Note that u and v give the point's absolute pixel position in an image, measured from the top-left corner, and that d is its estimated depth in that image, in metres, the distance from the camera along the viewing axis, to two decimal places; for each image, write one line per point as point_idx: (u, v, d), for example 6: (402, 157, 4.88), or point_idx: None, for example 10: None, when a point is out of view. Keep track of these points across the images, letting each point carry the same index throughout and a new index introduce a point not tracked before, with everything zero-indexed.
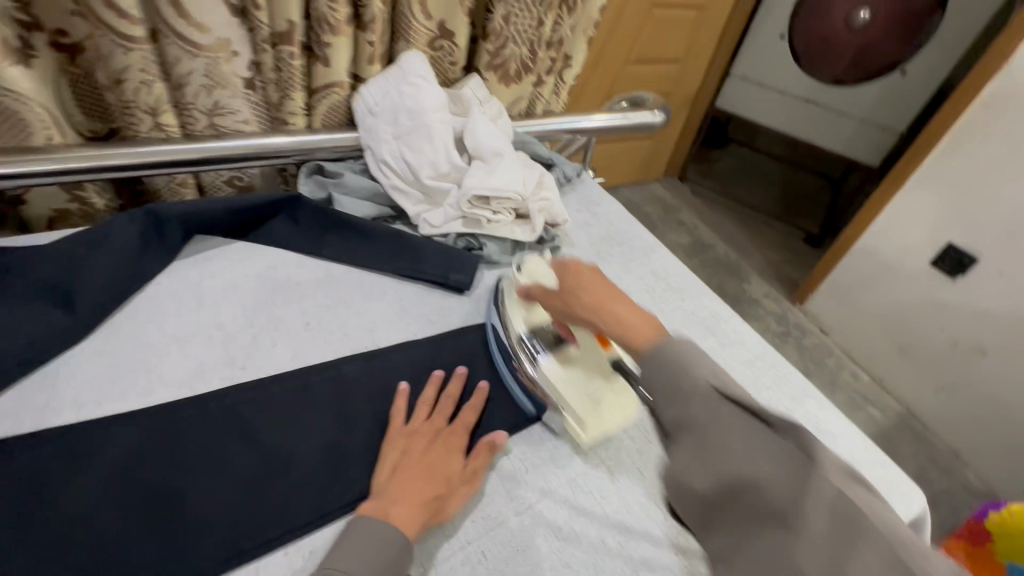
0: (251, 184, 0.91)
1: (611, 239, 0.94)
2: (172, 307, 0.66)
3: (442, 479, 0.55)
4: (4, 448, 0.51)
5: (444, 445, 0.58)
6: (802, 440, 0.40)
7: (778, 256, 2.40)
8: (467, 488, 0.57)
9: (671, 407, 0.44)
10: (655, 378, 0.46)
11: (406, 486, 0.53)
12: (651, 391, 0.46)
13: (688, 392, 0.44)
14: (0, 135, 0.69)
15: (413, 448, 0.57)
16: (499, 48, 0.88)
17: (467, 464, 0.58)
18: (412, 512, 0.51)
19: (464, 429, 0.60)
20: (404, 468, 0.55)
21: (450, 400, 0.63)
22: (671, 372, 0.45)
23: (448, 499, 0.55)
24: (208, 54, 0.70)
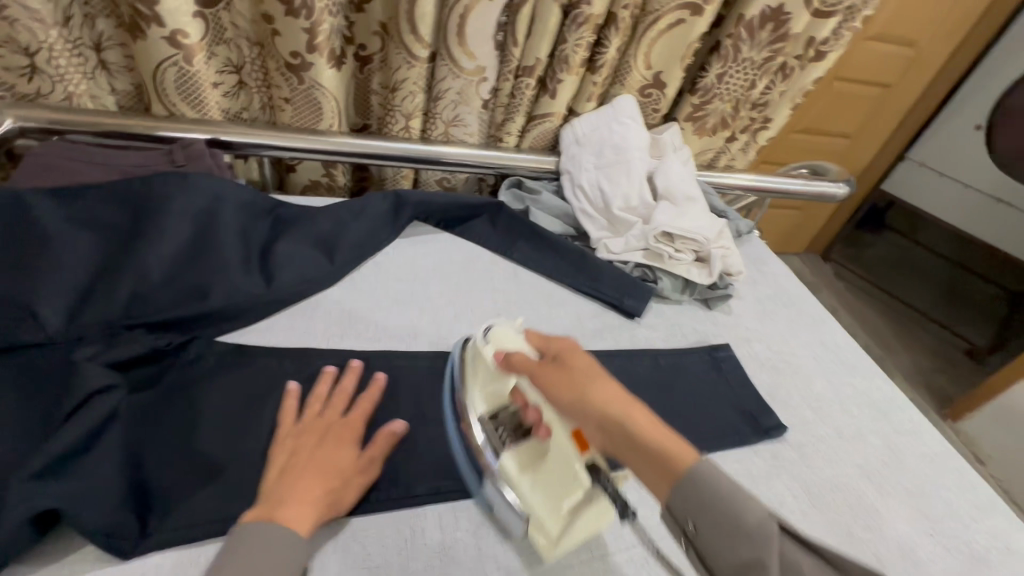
0: (455, 186, 1.04)
1: (779, 299, 0.93)
2: (397, 275, 0.79)
3: (332, 473, 0.53)
4: (279, 354, 0.64)
5: (333, 440, 0.55)
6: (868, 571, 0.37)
7: (931, 363, 2.14)
8: (364, 480, 0.55)
9: (733, 548, 0.40)
10: (706, 508, 0.42)
11: (293, 487, 0.50)
12: (693, 519, 0.42)
13: (746, 521, 0.40)
14: (301, 117, 0.88)
15: (300, 447, 0.54)
16: (704, 103, 0.94)
17: (361, 455, 0.56)
18: (305, 513, 0.49)
19: (356, 425, 0.58)
20: (308, 469, 0.52)
21: (342, 395, 0.60)
22: (728, 503, 0.41)
23: (343, 490, 0.53)
24: (467, 76, 0.84)
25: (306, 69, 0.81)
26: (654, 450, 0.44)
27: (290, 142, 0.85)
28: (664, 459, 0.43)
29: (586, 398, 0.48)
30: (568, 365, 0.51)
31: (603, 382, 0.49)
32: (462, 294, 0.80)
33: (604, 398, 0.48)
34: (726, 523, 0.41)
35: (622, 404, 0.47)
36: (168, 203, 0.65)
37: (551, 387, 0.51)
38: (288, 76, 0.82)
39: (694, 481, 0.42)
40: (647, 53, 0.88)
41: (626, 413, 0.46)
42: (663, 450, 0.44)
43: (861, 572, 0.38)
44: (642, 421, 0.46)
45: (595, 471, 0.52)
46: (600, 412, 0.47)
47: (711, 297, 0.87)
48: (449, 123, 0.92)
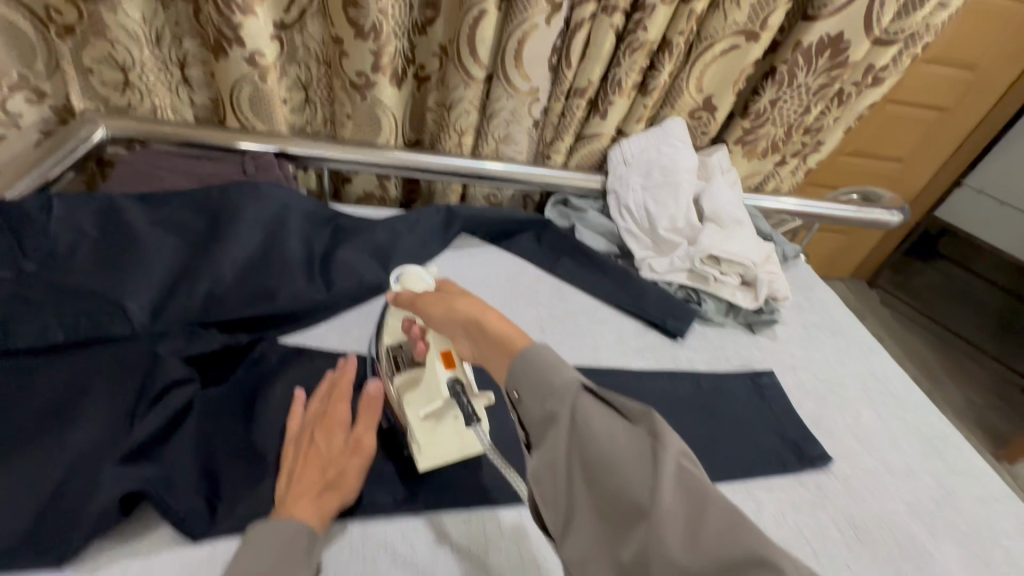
0: (501, 201, 1.07)
1: (825, 327, 0.92)
2: (445, 286, 0.82)
3: (329, 464, 0.55)
4: (336, 357, 0.68)
5: (320, 435, 0.56)
6: (651, 420, 0.39)
7: (985, 400, 2.03)
8: (362, 460, 0.56)
9: (544, 409, 0.40)
10: (527, 379, 0.42)
11: (295, 486, 0.53)
12: (518, 390, 0.42)
13: (558, 386, 0.41)
14: (361, 132, 0.92)
15: (291, 452, 0.55)
16: (755, 127, 0.94)
17: (350, 436, 0.57)
18: (308, 506, 0.51)
19: (339, 415, 0.58)
20: (303, 468, 0.54)
21: (326, 391, 0.60)
22: (548, 368, 0.42)
23: (342, 474, 0.55)
24: (521, 97, 0.87)
25: (370, 87, 0.85)
26: (503, 339, 0.46)
27: (349, 155, 0.89)
28: (507, 344, 0.46)
29: (451, 307, 0.53)
30: (442, 296, 0.56)
31: (467, 296, 0.54)
32: (507, 308, 0.82)
33: (468, 306, 0.52)
34: (544, 381, 0.41)
35: (477, 308, 0.51)
36: (241, 211, 0.69)
37: (434, 317, 0.55)
38: (352, 94, 0.87)
39: (526, 360, 0.43)
40: (699, 77, 0.89)
41: (485, 317, 0.50)
42: (513, 341, 0.45)
43: (646, 429, 0.38)
44: (495, 324, 0.48)
45: (455, 386, 0.56)
46: (466, 318, 0.51)
47: (755, 321, 0.86)
48: (500, 140, 0.95)
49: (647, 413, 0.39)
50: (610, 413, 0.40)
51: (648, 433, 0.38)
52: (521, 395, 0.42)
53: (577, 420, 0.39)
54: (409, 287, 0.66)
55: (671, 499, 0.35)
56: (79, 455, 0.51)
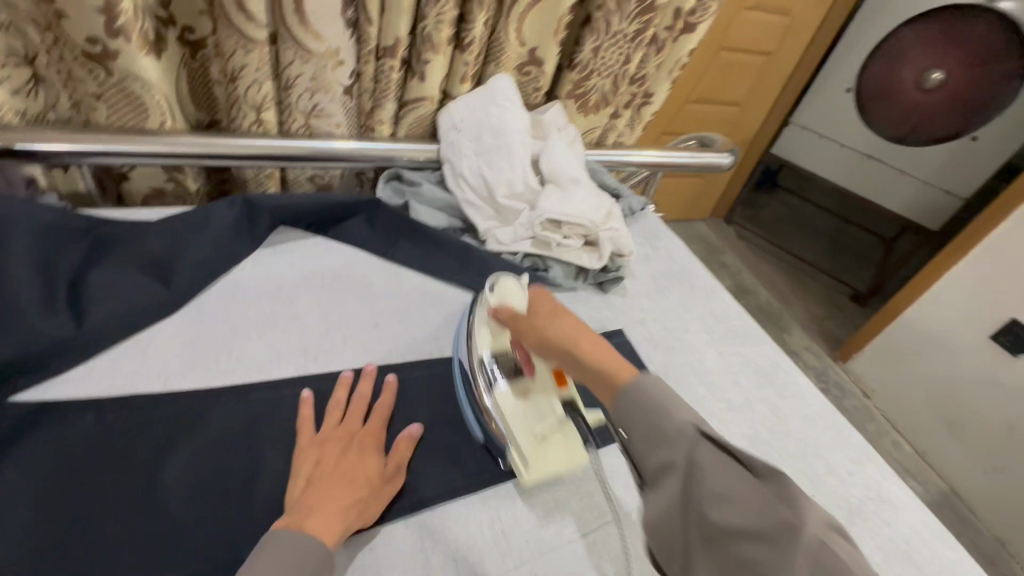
0: (330, 183, 0.95)
1: (672, 275, 0.94)
2: (255, 292, 0.70)
3: (360, 482, 0.53)
4: (98, 406, 0.54)
5: (358, 448, 0.56)
6: (786, 491, 0.35)
7: (823, 311, 2.33)
8: (393, 489, 0.56)
9: (654, 457, 0.39)
10: (639, 419, 0.41)
11: (334, 500, 0.51)
12: (626, 428, 0.42)
13: (667, 425, 0.39)
14: (122, 115, 0.74)
15: (326, 458, 0.54)
16: (583, 79, 0.91)
17: (387, 463, 0.57)
18: (330, 523, 0.49)
19: (378, 428, 0.59)
20: (338, 480, 0.52)
21: (362, 402, 0.60)
22: (659, 412, 0.40)
23: (373, 500, 0.54)
24: (319, 60, 0.75)
25: (114, 57, 0.67)
26: (596, 368, 0.46)
27: (107, 147, 0.71)
28: (609, 374, 0.45)
29: (546, 338, 0.52)
30: (534, 318, 0.56)
31: (559, 321, 0.53)
32: (335, 306, 0.72)
33: (557, 332, 0.52)
34: (654, 427, 0.40)
35: (579, 334, 0.51)
36: None
37: (541, 325, 0.54)
38: (92, 67, 0.68)
39: (629, 390, 0.43)
40: (518, 27, 0.82)
41: (585, 347, 0.49)
42: (611, 375, 0.45)
43: (779, 492, 0.35)
44: (592, 352, 0.48)
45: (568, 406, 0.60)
46: (559, 339, 0.51)
47: (605, 280, 0.85)
48: (308, 113, 0.82)
49: (775, 472, 0.36)
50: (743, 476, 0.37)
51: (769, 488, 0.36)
52: (627, 435, 0.41)
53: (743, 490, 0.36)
54: (506, 300, 0.64)
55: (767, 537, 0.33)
56: None
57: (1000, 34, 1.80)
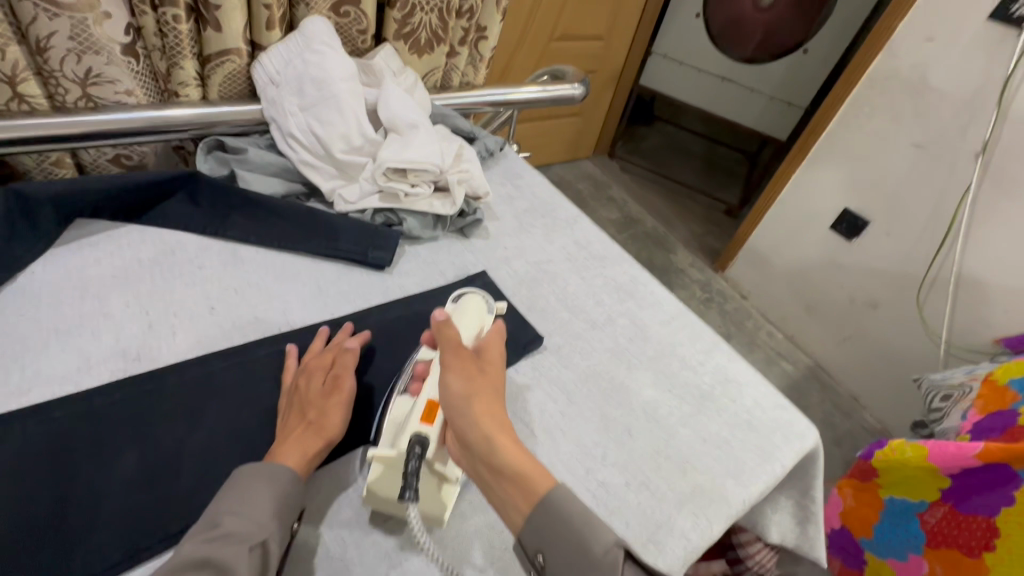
0: (142, 163, 0.82)
1: (534, 211, 0.94)
2: (50, 298, 0.60)
3: (305, 406, 0.53)
4: None
5: (305, 375, 0.55)
6: None
7: (702, 228, 2.51)
8: (342, 397, 0.53)
9: (578, 574, 0.43)
10: (559, 543, 0.43)
11: (286, 434, 0.51)
12: (544, 552, 0.44)
13: (586, 553, 0.43)
14: None
15: (285, 398, 0.55)
16: (407, 16, 0.86)
17: (331, 378, 0.55)
18: (279, 451, 0.49)
19: (329, 353, 0.58)
20: (291, 414, 0.53)
21: (318, 340, 0.61)
22: (586, 531, 0.43)
23: (322, 415, 0.52)
24: (73, 13, 0.63)
25: None
26: (515, 474, 0.44)
27: None
28: (523, 486, 0.45)
29: (466, 412, 0.46)
30: (477, 367, 0.50)
31: (492, 402, 0.48)
32: (155, 297, 0.63)
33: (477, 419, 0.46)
34: (580, 550, 0.43)
35: (508, 430, 0.46)
36: None
37: (467, 375, 0.49)
38: None
39: (547, 506, 0.44)
40: None
41: (502, 429, 0.46)
42: (531, 478, 0.45)
43: None
44: (519, 459, 0.45)
45: (421, 446, 0.50)
46: (472, 435, 0.45)
47: (465, 225, 0.84)
48: (83, 81, 0.69)
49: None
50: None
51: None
52: (546, 564, 0.44)
53: None
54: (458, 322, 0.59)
55: None
56: None
57: None
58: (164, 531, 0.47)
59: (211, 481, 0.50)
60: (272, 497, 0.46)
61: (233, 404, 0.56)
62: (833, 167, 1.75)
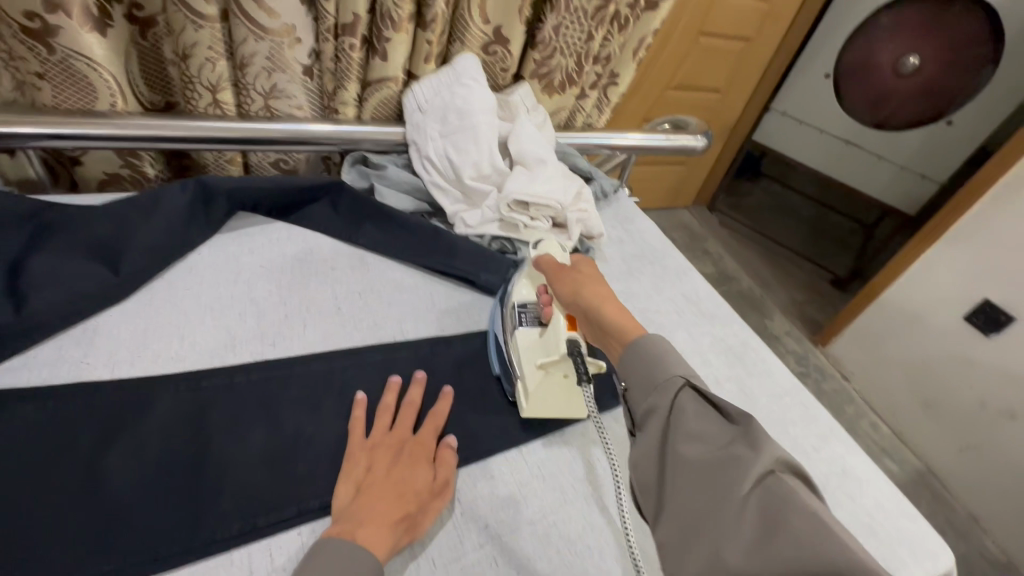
0: (295, 167, 0.92)
1: (643, 256, 0.93)
2: (210, 278, 0.67)
3: (408, 494, 0.51)
4: (37, 394, 0.51)
5: (410, 458, 0.54)
6: (749, 432, 0.40)
7: (804, 296, 2.33)
8: (440, 503, 0.53)
9: (644, 393, 0.44)
10: (634, 368, 0.46)
11: (382, 512, 0.49)
12: (626, 378, 0.46)
13: (656, 377, 0.44)
14: (70, 95, 0.72)
15: (379, 467, 0.53)
16: (546, 58, 0.88)
17: (435, 475, 0.55)
18: (380, 531, 0.47)
19: (430, 438, 0.57)
20: (389, 494, 0.50)
21: (413, 408, 0.59)
22: (655, 364, 0.45)
23: (419, 513, 0.51)
24: (274, 37, 0.72)
25: (55, 34, 0.65)
26: (614, 327, 0.52)
27: (52, 128, 0.68)
28: (619, 337, 0.50)
29: (579, 292, 0.59)
30: (573, 272, 0.64)
31: (596, 284, 0.60)
32: (293, 291, 0.69)
33: (592, 296, 0.57)
34: (649, 376, 0.45)
35: (602, 299, 0.57)
36: None
37: (574, 268, 0.65)
38: (31, 45, 0.65)
39: (638, 349, 0.47)
40: (480, 4, 0.80)
41: (594, 293, 0.58)
42: (617, 330, 0.51)
43: (744, 435, 0.40)
44: (607, 309, 0.55)
45: (583, 365, 0.65)
46: (584, 301, 0.58)
47: (574, 263, 0.84)
48: (267, 94, 0.79)
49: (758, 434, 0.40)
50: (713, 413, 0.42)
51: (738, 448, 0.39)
52: (629, 384, 0.46)
53: (676, 412, 0.42)
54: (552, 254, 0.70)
55: (698, 455, 0.40)
56: None
57: (984, 22, 1.78)
58: (277, 513, 0.50)
59: (320, 472, 0.53)
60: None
61: (347, 403, 0.59)
62: (974, 252, 1.56)
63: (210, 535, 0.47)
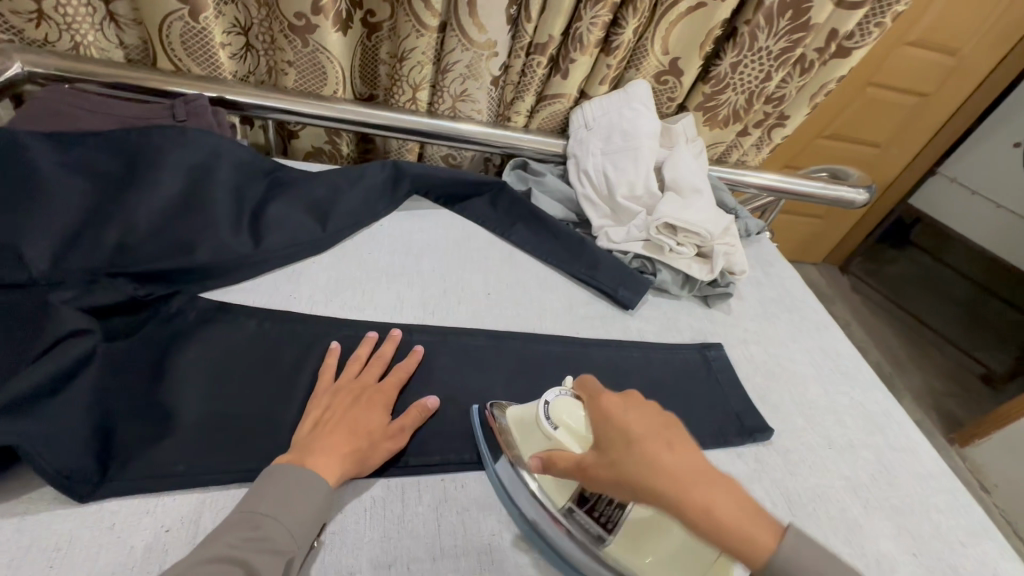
0: (460, 163, 1.02)
1: (781, 303, 0.90)
2: (388, 246, 0.78)
3: (363, 434, 0.53)
4: (260, 314, 0.63)
5: (368, 402, 0.56)
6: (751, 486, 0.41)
7: (944, 386, 2.05)
8: (393, 447, 0.54)
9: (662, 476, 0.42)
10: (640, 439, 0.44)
11: (326, 440, 0.51)
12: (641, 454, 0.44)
13: (778, 559, 0.37)
14: (306, 80, 0.86)
15: (336, 404, 0.55)
16: (717, 92, 0.91)
17: (394, 424, 0.56)
18: (331, 460, 0.49)
19: (392, 389, 0.59)
20: (336, 428, 0.52)
21: (381, 362, 0.61)
22: (761, 520, 0.39)
23: (373, 451, 0.53)
24: (477, 49, 0.82)
25: (311, 31, 0.79)
26: (714, 522, 0.38)
27: (292, 106, 0.83)
28: (725, 537, 0.38)
29: (648, 465, 0.39)
30: (611, 429, 0.43)
31: (667, 452, 0.40)
32: (452, 272, 0.77)
33: (660, 472, 0.39)
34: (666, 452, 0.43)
35: (658, 451, 0.40)
36: (163, 156, 0.65)
37: (609, 457, 0.42)
38: (291, 38, 0.80)
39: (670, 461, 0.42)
40: (664, 37, 0.84)
41: (663, 445, 0.41)
42: (726, 517, 0.38)
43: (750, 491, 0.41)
44: (680, 463, 0.40)
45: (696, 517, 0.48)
46: (648, 481, 0.39)
47: (710, 294, 0.84)
48: (456, 97, 0.90)
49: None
50: (847, 569, 0.38)
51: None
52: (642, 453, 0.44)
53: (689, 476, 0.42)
54: (568, 443, 0.49)
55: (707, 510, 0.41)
56: None
57: None
58: (426, 457, 0.56)
59: (462, 432, 0.59)
60: (312, 513, 0.46)
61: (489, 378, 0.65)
62: None
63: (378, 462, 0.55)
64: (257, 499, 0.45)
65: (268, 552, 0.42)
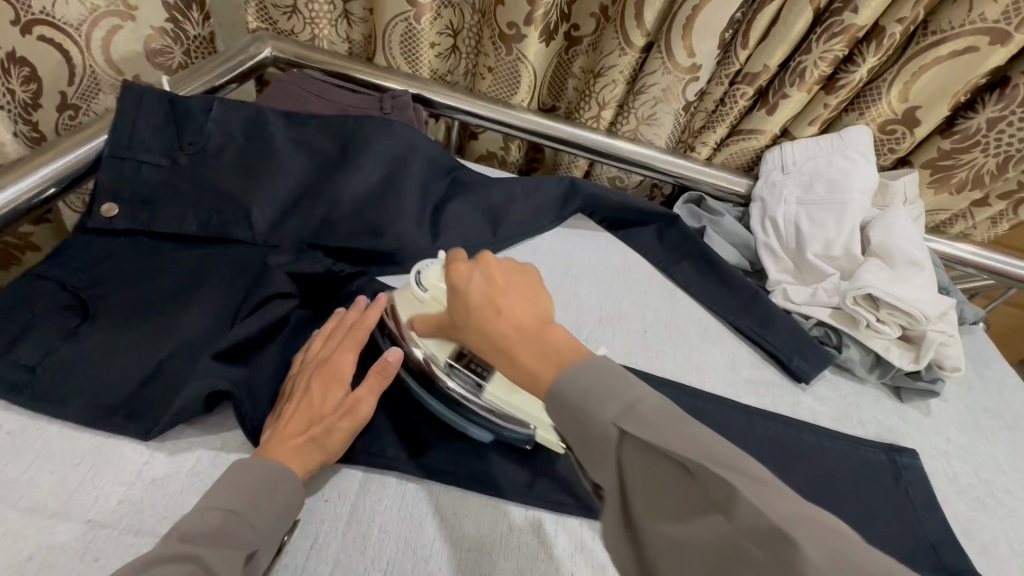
0: (626, 187, 0.99)
1: (1000, 418, 0.73)
2: (550, 263, 0.76)
3: (315, 418, 0.49)
4: None
5: (322, 379, 0.51)
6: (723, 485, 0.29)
7: None
8: (352, 425, 0.50)
9: (587, 460, 0.34)
10: (566, 422, 0.35)
11: (280, 432, 0.48)
12: (566, 439, 0.36)
13: (585, 431, 0.34)
14: (498, 87, 0.89)
15: (293, 388, 0.51)
16: (958, 150, 0.76)
17: (348, 398, 0.51)
18: (279, 452, 0.46)
19: (348, 356, 0.53)
20: (288, 416, 0.49)
21: (342, 330, 0.55)
22: (593, 400, 0.34)
23: (329, 432, 0.49)
24: (679, 74, 0.78)
25: (518, 40, 0.80)
26: (506, 353, 0.39)
27: (480, 109, 0.85)
28: (532, 380, 0.37)
29: (465, 303, 0.42)
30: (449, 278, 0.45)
31: (480, 276, 0.43)
32: (607, 302, 0.74)
33: (501, 317, 0.40)
34: (579, 425, 0.34)
35: (500, 295, 0.42)
36: (370, 143, 0.69)
37: (452, 314, 0.45)
38: (500, 45, 0.83)
39: (560, 392, 0.35)
40: (907, 81, 0.72)
41: (494, 307, 0.41)
42: (532, 364, 0.38)
43: (700, 497, 0.30)
44: (513, 315, 0.40)
45: None
46: (474, 323, 0.41)
47: (906, 386, 0.71)
48: (642, 120, 0.86)
49: (743, 506, 0.28)
50: (676, 485, 0.31)
51: (732, 545, 0.28)
52: (575, 450, 0.36)
53: (616, 456, 0.33)
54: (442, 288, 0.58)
55: (666, 547, 0.31)
56: (181, 342, 0.52)
57: None
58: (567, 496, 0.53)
59: None
60: (279, 501, 0.44)
61: None
62: None
63: (516, 489, 0.53)
64: (212, 493, 0.42)
65: (228, 548, 0.40)
